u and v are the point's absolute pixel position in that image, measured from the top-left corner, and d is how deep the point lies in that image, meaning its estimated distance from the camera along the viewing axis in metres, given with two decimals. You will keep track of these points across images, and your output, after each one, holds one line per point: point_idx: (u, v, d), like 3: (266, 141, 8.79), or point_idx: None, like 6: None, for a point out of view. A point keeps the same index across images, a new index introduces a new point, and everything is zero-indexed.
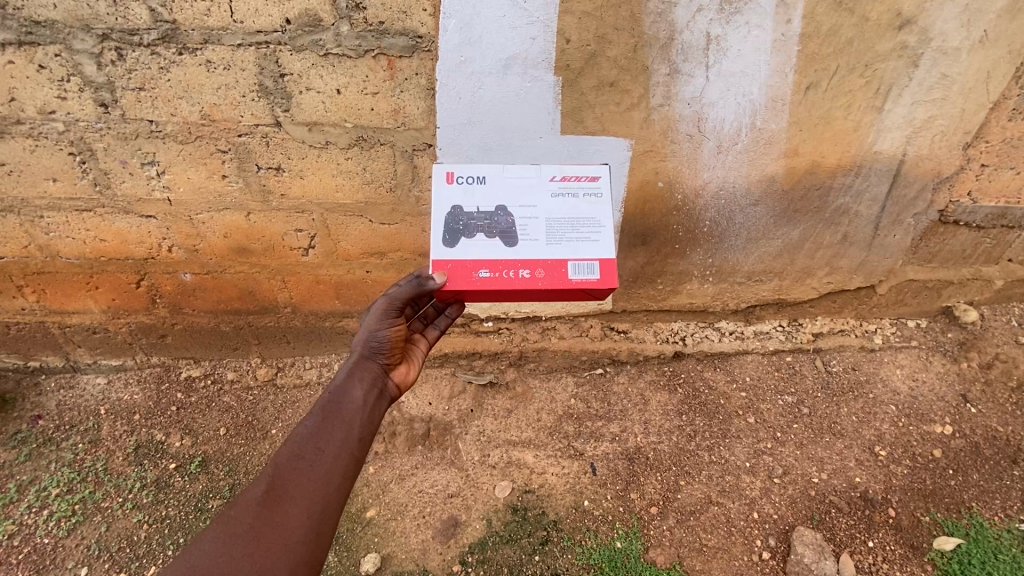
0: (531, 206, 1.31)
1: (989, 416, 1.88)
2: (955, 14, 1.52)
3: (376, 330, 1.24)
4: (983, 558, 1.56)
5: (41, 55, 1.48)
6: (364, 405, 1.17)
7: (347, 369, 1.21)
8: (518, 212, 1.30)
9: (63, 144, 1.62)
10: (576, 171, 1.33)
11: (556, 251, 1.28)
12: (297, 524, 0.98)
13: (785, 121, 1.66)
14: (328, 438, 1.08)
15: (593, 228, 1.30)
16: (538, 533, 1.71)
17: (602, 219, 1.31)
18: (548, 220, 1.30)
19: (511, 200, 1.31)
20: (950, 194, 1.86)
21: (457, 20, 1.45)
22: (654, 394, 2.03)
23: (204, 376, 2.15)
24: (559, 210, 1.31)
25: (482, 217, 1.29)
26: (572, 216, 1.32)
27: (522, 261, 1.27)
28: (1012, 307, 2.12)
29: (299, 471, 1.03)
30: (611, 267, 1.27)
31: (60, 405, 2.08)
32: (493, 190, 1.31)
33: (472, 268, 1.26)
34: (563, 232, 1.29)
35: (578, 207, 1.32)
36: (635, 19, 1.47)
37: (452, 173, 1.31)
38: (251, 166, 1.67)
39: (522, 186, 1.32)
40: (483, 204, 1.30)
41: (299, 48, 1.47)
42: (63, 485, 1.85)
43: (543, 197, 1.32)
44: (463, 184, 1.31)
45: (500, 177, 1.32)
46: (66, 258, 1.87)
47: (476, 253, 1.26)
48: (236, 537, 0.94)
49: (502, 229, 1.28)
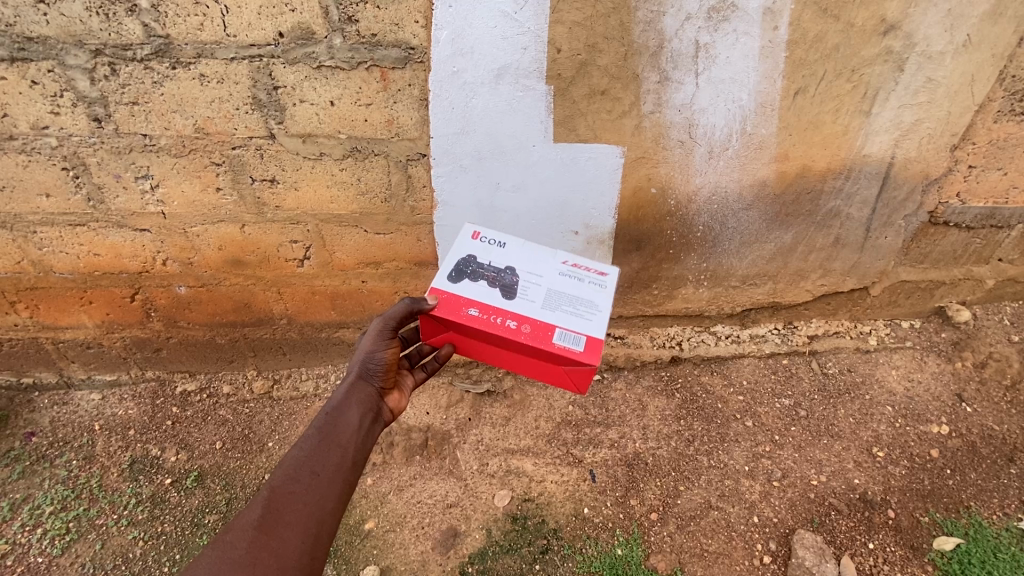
0: (537, 275, 1.36)
1: (984, 415, 1.89)
2: (938, 20, 1.53)
3: (373, 350, 1.27)
4: (983, 557, 1.56)
5: (35, 71, 1.48)
6: (359, 428, 1.19)
7: (343, 392, 1.24)
8: (524, 276, 1.36)
9: (55, 160, 1.62)
10: (587, 262, 1.40)
11: (547, 316, 1.29)
12: (292, 549, 0.98)
13: (774, 126, 1.68)
14: (324, 462, 1.10)
15: (588, 308, 1.32)
16: (538, 542, 1.70)
17: (599, 304, 1.32)
18: (548, 290, 1.34)
19: (521, 264, 1.37)
20: (939, 196, 1.88)
21: (448, 32, 1.46)
22: (652, 400, 2.03)
23: (200, 390, 2.14)
24: (562, 285, 1.35)
25: (490, 269, 1.36)
26: (572, 293, 1.34)
27: (513, 314, 1.28)
28: (1003, 306, 2.14)
29: (295, 495, 1.03)
30: (598, 347, 1.26)
31: (53, 422, 2.06)
32: (508, 253, 1.40)
33: (465, 304, 1.29)
34: (560, 303, 1.32)
35: (581, 288, 1.35)
36: (624, 28, 1.48)
37: (479, 232, 1.44)
38: (245, 178, 1.68)
39: (534, 258, 1.39)
40: (496, 260, 1.38)
41: (292, 62, 1.48)
42: (56, 503, 1.83)
43: (552, 271, 1.37)
44: (485, 241, 1.41)
45: (519, 246, 1.41)
46: (59, 273, 1.86)
47: (474, 294, 1.30)
48: (232, 564, 0.93)
49: (504, 283, 1.33)
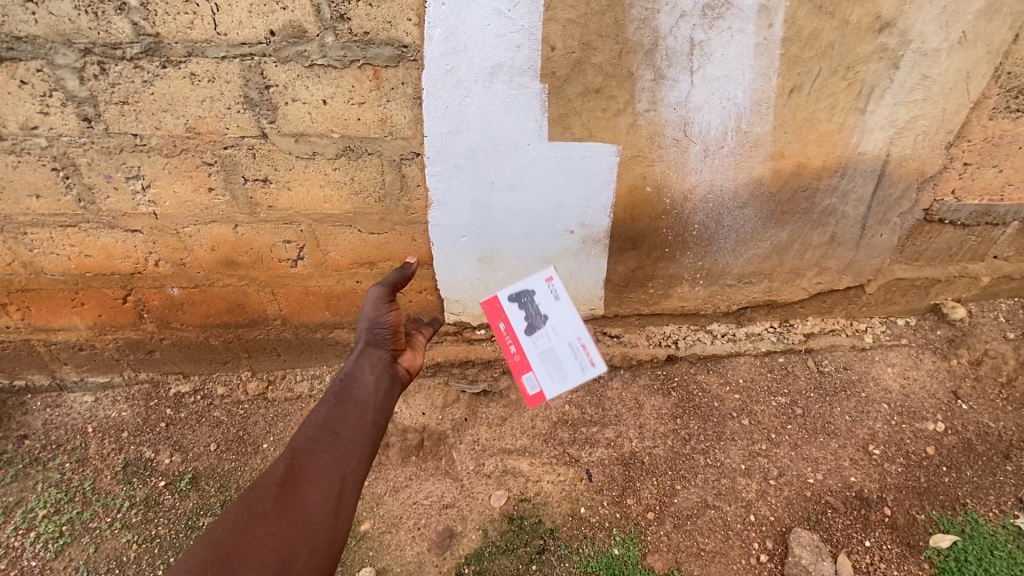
0: (556, 332, 1.58)
1: (980, 412, 1.89)
2: (933, 17, 1.53)
3: (376, 315, 1.36)
4: (979, 554, 1.56)
5: (23, 71, 1.46)
6: (376, 388, 1.24)
7: (356, 359, 1.30)
8: (547, 327, 1.58)
9: (45, 160, 1.60)
10: (598, 351, 1.55)
11: (535, 361, 1.58)
12: (315, 505, 1.02)
13: (770, 124, 1.68)
14: (342, 423, 1.15)
15: (559, 377, 1.56)
16: (534, 543, 1.70)
17: (569, 380, 1.56)
18: (551, 347, 1.57)
19: (554, 318, 1.59)
20: (934, 193, 1.88)
21: (441, 30, 1.45)
22: (648, 399, 2.02)
23: (194, 391, 2.12)
24: (560, 350, 1.57)
25: (535, 308, 1.60)
26: (563, 361, 1.57)
27: (518, 345, 1.60)
28: (998, 303, 2.14)
29: (316, 454, 1.09)
30: (540, 401, 1.57)
31: (45, 424, 2.04)
32: (556, 305, 1.60)
33: (500, 317, 1.62)
34: (547, 362, 1.57)
35: (569, 364, 1.56)
36: (618, 26, 1.48)
37: (552, 277, 1.62)
38: (237, 179, 1.66)
39: (565, 329, 1.57)
40: (546, 304, 1.60)
41: (283, 60, 1.47)
42: (49, 506, 1.82)
43: (564, 338, 1.57)
44: (551, 285, 1.61)
45: (565, 310, 1.58)
46: (50, 274, 1.85)
47: (510, 313, 1.61)
48: (260, 518, 0.99)
49: (531, 323, 1.59)
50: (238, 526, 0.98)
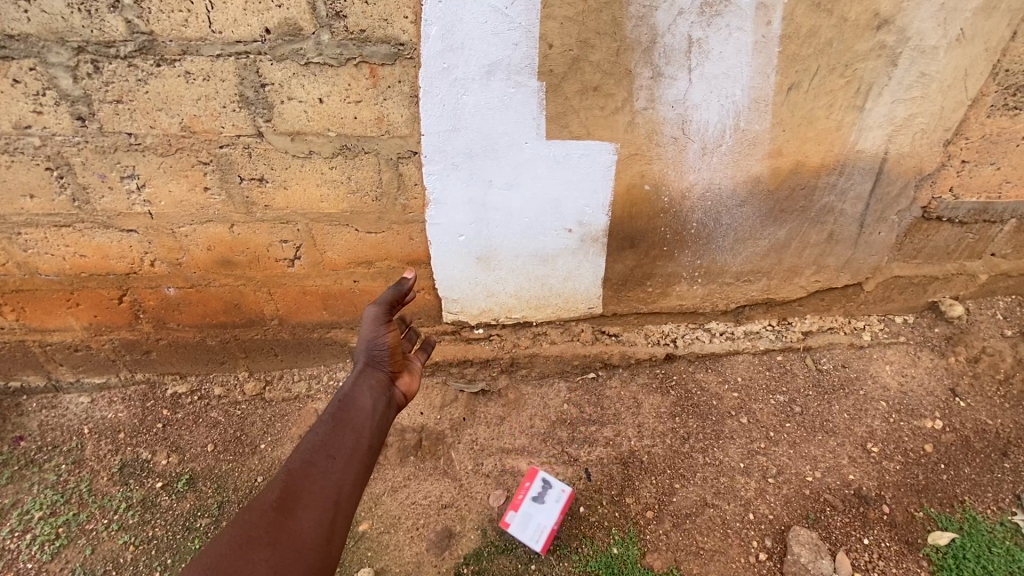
0: (539, 513, 1.71)
1: (978, 410, 1.89)
2: (932, 14, 1.53)
3: (375, 335, 1.35)
4: (977, 552, 1.56)
5: (16, 69, 1.45)
6: (372, 413, 1.24)
7: (354, 380, 1.29)
8: (541, 507, 1.72)
9: (39, 159, 1.59)
10: (549, 540, 1.65)
11: (520, 510, 1.72)
12: (309, 531, 1.01)
13: (768, 122, 1.67)
14: (339, 446, 1.14)
15: (519, 524, 1.69)
16: (533, 542, 1.69)
17: (519, 533, 1.68)
18: (529, 515, 1.70)
19: (543, 518, 1.70)
20: (932, 191, 1.88)
21: (438, 27, 1.44)
22: (647, 397, 2.02)
23: (191, 392, 2.11)
24: (532, 517, 1.70)
25: (546, 492, 1.76)
26: (528, 523, 1.69)
27: (519, 497, 1.75)
28: (996, 300, 2.14)
29: (312, 477, 1.07)
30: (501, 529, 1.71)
31: (41, 426, 2.03)
32: (552, 513, 1.71)
33: (527, 481, 1.80)
34: (523, 515, 1.71)
35: (525, 532, 1.68)
36: (616, 23, 1.47)
37: (565, 496, 1.74)
38: (233, 178, 1.65)
39: (546, 520, 1.69)
40: (554, 500, 1.73)
41: (279, 58, 1.46)
42: (45, 508, 1.81)
43: (539, 521, 1.69)
44: (558, 501, 1.73)
45: (554, 507, 1.72)
46: (46, 275, 1.84)
47: (533, 484, 1.78)
48: (253, 542, 0.96)
49: (537, 495, 1.75)
50: (230, 549, 0.95)
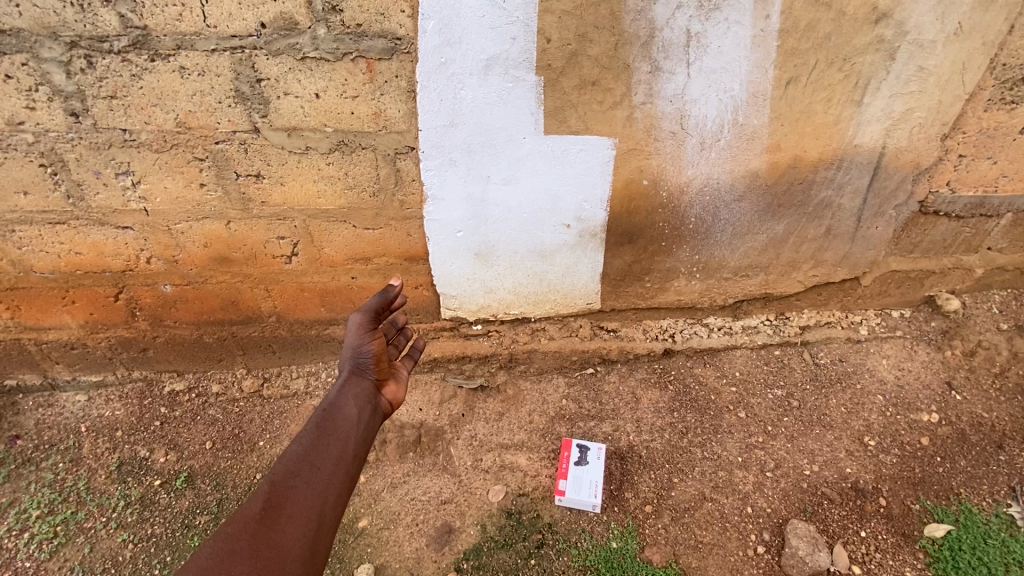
0: (587, 475, 1.77)
1: (974, 403, 1.90)
2: (930, 7, 1.52)
3: (360, 343, 1.34)
4: (973, 543, 1.57)
5: (8, 65, 1.43)
6: (357, 421, 1.22)
7: (339, 388, 1.27)
8: (585, 469, 1.79)
9: (32, 156, 1.57)
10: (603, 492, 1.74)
11: (569, 477, 1.77)
12: (292, 543, 0.97)
13: (766, 116, 1.67)
14: (324, 456, 1.12)
15: (577, 488, 1.75)
16: (532, 537, 1.69)
17: (579, 496, 1.73)
18: (580, 478, 1.77)
19: (590, 476, 1.77)
20: (928, 185, 1.88)
21: (435, 21, 1.43)
22: (645, 393, 2.03)
23: (188, 389, 2.10)
24: (582, 478, 1.77)
25: (584, 453, 1.83)
26: (582, 483, 1.76)
27: (564, 467, 1.81)
28: (992, 294, 2.14)
29: (296, 488, 1.04)
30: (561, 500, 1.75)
31: (38, 424, 2.02)
32: (594, 469, 1.79)
33: (565, 451, 1.85)
34: (575, 481, 1.76)
35: (583, 491, 1.74)
36: (614, 17, 1.46)
37: (599, 450, 1.84)
38: (229, 174, 1.64)
39: (596, 476, 1.77)
40: (592, 459, 1.82)
41: (275, 53, 1.44)
42: (43, 506, 1.80)
43: (589, 479, 1.76)
44: (596, 457, 1.82)
45: (598, 465, 1.80)
46: (41, 273, 1.82)
47: (571, 452, 1.84)
48: (234, 555, 0.93)
49: (579, 459, 1.82)
50: (210, 564, 0.91)
